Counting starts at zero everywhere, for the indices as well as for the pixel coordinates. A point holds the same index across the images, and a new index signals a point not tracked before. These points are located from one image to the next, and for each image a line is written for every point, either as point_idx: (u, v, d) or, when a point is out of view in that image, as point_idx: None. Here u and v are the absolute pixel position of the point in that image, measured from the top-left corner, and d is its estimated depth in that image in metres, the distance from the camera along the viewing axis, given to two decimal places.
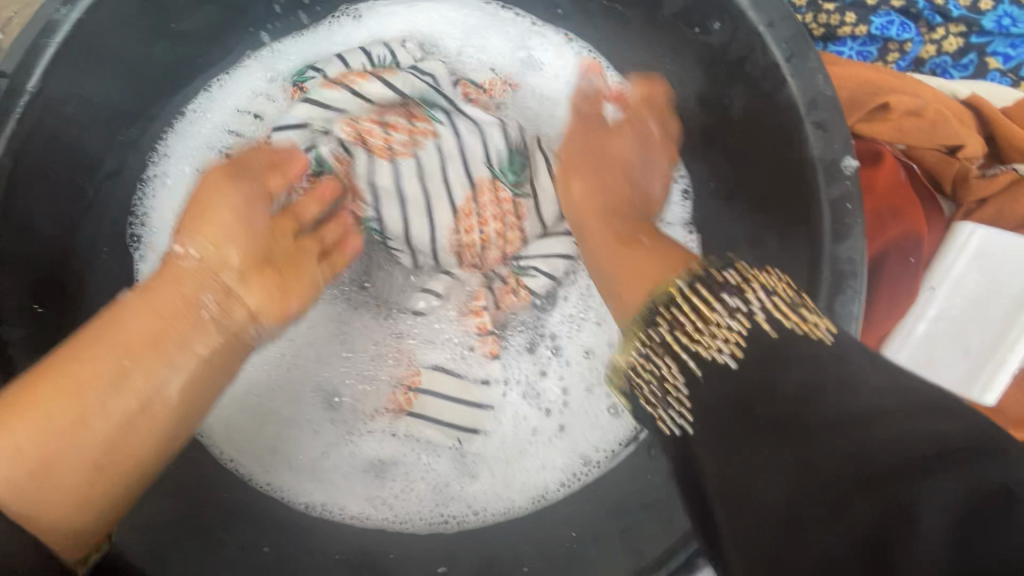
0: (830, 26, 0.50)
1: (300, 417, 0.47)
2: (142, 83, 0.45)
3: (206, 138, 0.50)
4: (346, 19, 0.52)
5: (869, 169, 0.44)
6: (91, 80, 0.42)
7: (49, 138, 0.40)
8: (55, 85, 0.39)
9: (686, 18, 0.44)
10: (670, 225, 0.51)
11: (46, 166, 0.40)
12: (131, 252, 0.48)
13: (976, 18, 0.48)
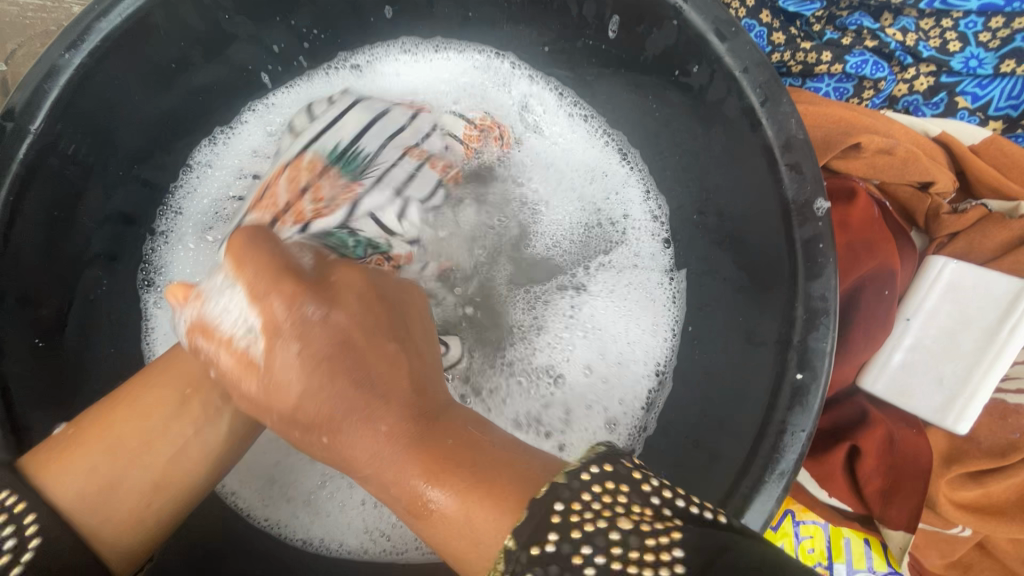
0: (807, 65, 0.52)
1: (299, 453, 0.48)
2: (145, 121, 0.47)
3: (217, 190, 0.54)
4: (346, 69, 0.56)
5: (846, 205, 0.46)
6: (95, 121, 0.43)
7: (54, 177, 0.42)
8: (59, 126, 0.41)
9: (667, 61, 0.46)
10: (651, 264, 0.53)
11: (52, 203, 0.42)
12: (141, 295, 0.51)
13: (946, 59, 0.50)
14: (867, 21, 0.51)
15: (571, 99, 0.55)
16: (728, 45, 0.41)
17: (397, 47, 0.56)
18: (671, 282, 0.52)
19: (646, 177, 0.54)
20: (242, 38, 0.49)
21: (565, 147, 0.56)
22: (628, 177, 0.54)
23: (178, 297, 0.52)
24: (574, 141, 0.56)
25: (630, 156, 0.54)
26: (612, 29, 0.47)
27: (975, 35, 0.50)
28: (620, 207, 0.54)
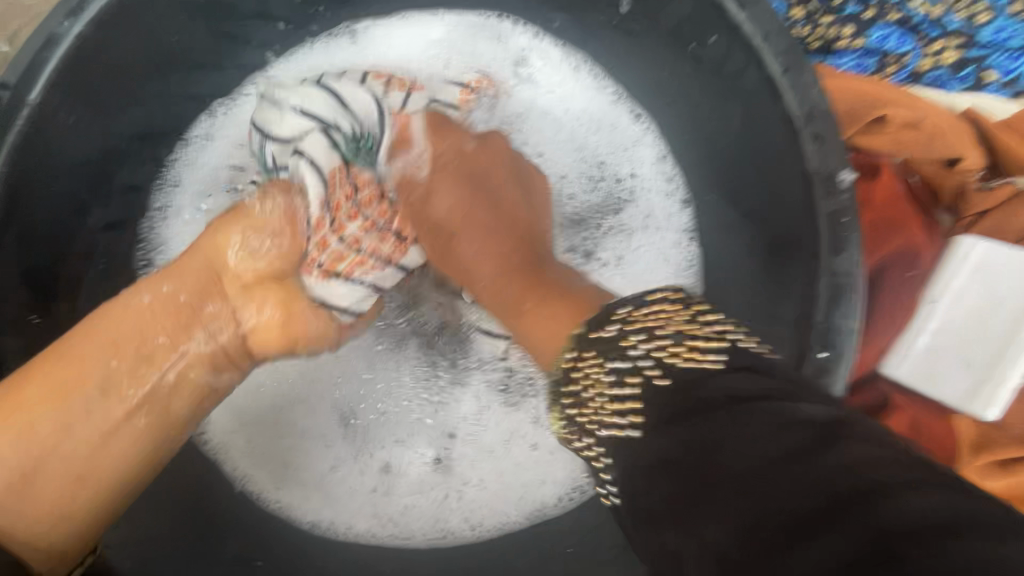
0: (829, 39, 0.50)
1: (315, 433, 0.48)
2: (142, 94, 0.46)
3: (213, 167, 0.52)
4: (345, 38, 0.54)
5: (867, 183, 0.45)
6: (92, 93, 0.42)
7: (50, 150, 0.40)
8: (56, 97, 0.39)
9: (682, 32, 0.44)
10: (664, 235, 0.52)
11: (44, 177, 0.41)
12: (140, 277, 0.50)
13: (974, 31, 0.48)
14: None
15: (582, 66, 0.53)
16: (748, 13, 0.39)
17: (398, 20, 0.54)
18: (683, 248, 0.52)
19: (661, 150, 0.52)
20: (244, 11, 0.47)
21: (579, 122, 0.54)
22: (643, 148, 0.53)
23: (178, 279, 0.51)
24: (591, 108, 0.53)
25: (643, 127, 0.52)
26: (625, 2, 0.46)
27: (1006, 7, 0.48)
28: (636, 184, 0.53)
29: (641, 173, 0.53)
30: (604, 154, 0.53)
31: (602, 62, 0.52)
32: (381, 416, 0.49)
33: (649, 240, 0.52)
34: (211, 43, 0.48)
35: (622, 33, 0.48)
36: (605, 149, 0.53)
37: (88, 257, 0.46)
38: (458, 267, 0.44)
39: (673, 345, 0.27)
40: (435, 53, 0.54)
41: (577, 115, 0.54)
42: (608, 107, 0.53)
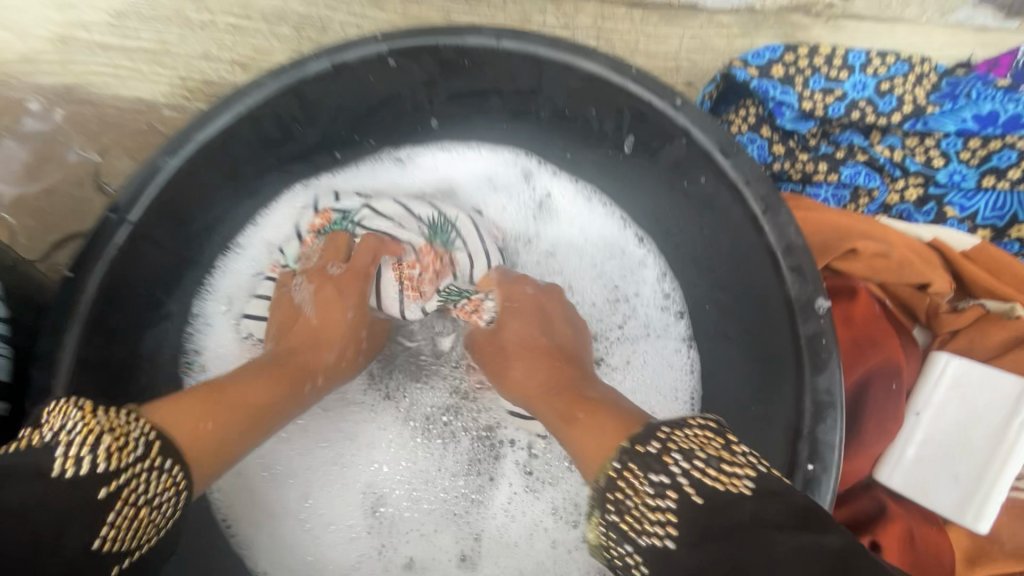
0: (806, 173, 0.58)
1: (341, 528, 0.54)
2: (215, 211, 0.54)
3: (250, 279, 0.60)
4: (393, 163, 0.63)
5: (847, 302, 0.50)
6: (177, 211, 0.50)
7: (137, 258, 0.48)
8: (150, 217, 0.47)
9: (678, 172, 0.52)
10: (665, 341, 0.59)
11: (132, 281, 0.48)
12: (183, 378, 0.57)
13: (932, 173, 0.56)
14: (858, 138, 0.57)
15: (592, 195, 0.62)
16: (732, 161, 0.46)
17: (437, 147, 0.63)
18: (683, 356, 0.59)
19: (662, 268, 0.60)
20: (311, 144, 0.57)
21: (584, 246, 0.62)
22: (647, 266, 0.60)
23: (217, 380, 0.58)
24: (598, 232, 0.62)
25: (646, 248, 0.61)
26: (627, 144, 0.54)
27: (957, 154, 0.55)
28: (635, 301, 0.60)
29: (641, 293, 0.60)
30: (610, 271, 0.61)
31: (613, 188, 0.60)
32: (402, 510, 0.55)
33: (651, 349, 0.59)
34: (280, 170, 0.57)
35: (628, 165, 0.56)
36: (606, 271, 0.61)
37: (151, 349, 0.53)
38: (494, 359, 0.51)
39: (701, 473, 0.31)
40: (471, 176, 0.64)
41: (586, 237, 0.62)
42: (612, 234, 0.62)
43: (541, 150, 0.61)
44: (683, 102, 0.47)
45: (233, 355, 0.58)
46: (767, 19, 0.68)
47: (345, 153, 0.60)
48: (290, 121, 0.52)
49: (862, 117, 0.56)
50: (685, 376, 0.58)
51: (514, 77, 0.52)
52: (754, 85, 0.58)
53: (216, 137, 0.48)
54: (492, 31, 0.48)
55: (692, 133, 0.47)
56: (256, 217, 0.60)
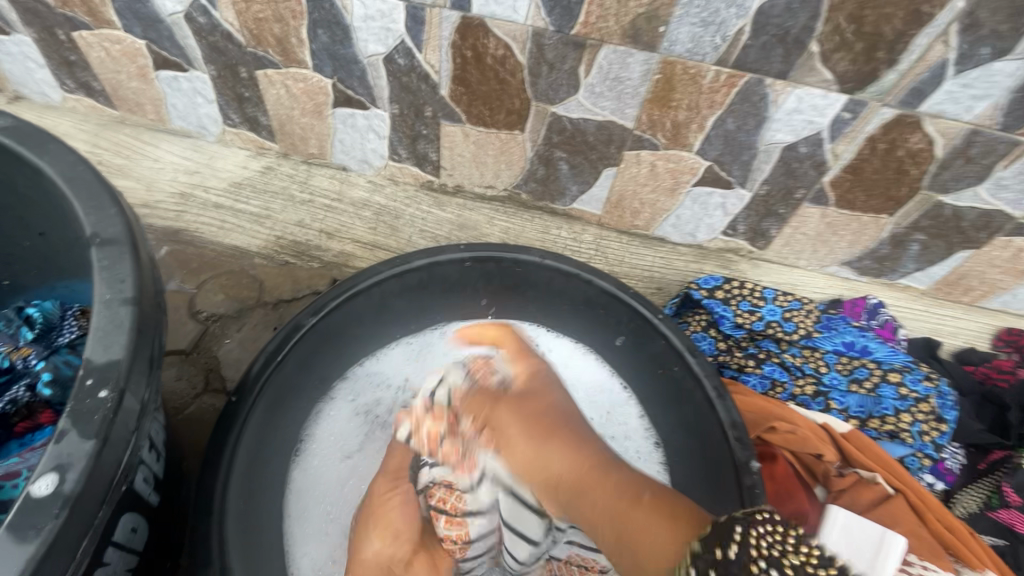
0: (740, 364, 0.86)
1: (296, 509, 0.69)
2: (315, 336, 0.72)
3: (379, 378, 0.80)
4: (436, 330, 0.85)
5: (771, 464, 0.75)
6: (300, 347, 0.70)
7: (289, 365, 0.69)
8: (280, 343, 0.68)
9: (655, 362, 0.78)
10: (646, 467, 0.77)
11: (265, 393, 0.66)
12: (265, 449, 0.67)
13: (820, 376, 0.83)
14: (772, 346, 0.86)
15: (585, 352, 0.85)
16: (697, 360, 0.73)
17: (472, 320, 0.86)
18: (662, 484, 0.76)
19: (642, 412, 0.80)
20: (396, 305, 0.80)
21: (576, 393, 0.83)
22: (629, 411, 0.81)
23: (320, 460, 0.73)
24: (596, 383, 0.83)
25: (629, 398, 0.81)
26: (619, 338, 0.82)
27: (835, 366, 0.83)
28: (623, 434, 0.79)
29: (628, 427, 0.80)
30: (603, 408, 0.81)
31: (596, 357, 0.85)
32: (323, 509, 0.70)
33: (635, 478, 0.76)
34: (371, 311, 0.78)
35: (611, 349, 0.83)
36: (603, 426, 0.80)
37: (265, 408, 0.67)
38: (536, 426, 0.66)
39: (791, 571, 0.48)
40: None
41: (590, 384, 0.83)
42: (604, 380, 0.83)
43: (550, 322, 0.86)
44: (662, 315, 0.76)
45: (340, 448, 0.75)
46: (711, 253, 1.04)
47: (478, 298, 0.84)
48: (390, 298, 0.79)
49: (774, 332, 0.87)
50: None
51: (548, 281, 0.82)
52: (705, 302, 0.88)
53: (341, 301, 0.73)
54: (539, 254, 0.80)
55: (670, 337, 0.75)
56: (376, 353, 0.81)
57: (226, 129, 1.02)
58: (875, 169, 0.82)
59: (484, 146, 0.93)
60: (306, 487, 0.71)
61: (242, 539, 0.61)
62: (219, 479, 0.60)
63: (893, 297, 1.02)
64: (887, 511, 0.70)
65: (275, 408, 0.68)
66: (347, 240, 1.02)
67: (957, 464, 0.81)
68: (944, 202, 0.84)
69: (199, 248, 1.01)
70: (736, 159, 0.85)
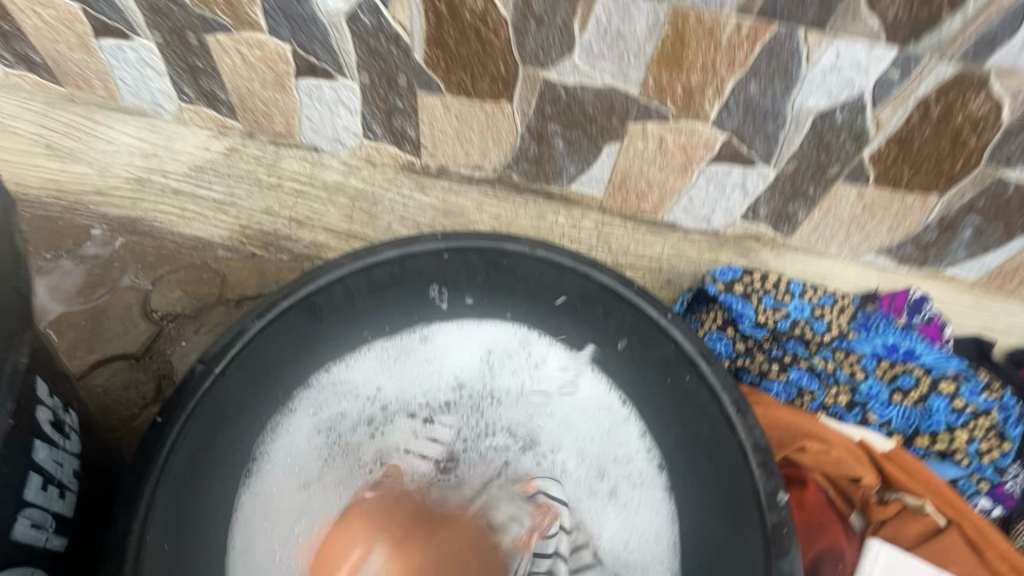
0: (762, 370, 0.75)
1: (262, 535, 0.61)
2: (261, 344, 0.61)
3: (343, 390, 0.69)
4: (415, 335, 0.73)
5: (800, 490, 0.64)
6: (246, 357, 0.60)
7: (234, 377, 0.60)
8: (215, 354, 0.58)
9: (663, 369, 0.67)
10: (649, 492, 0.66)
11: (199, 414, 0.56)
12: (196, 477, 0.58)
13: (856, 383, 0.73)
14: (799, 348, 0.75)
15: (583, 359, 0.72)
16: (713, 368, 0.62)
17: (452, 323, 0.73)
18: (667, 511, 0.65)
19: (645, 428, 0.69)
20: (363, 304, 0.69)
21: (574, 408, 0.71)
22: (630, 427, 0.69)
23: (271, 484, 0.63)
24: (593, 393, 0.71)
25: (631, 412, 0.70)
26: (621, 342, 0.70)
27: (874, 371, 0.72)
28: (626, 455, 0.68)
29: (630, 449, 0.68)
30: (602, 424, 0.70)
31: (594, 363, 0.72)
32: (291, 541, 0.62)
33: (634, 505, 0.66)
34: (330, 311, 0.67)
35: (610, 354, 0.71)
36: (601, 448, 0.69)
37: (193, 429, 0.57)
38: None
39: None
40: (478, 377, 0.73)
41: (588, 396, 0.71)
42: (606, 392, 0.71)
43: (540, 323, 0.73)
44: (672, 316, 0.65)
45: (297, 469, 0.65)
46: (727, 241, 0.91)
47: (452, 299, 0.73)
48: (356, 295, 0.68)
49: (802, 333, 0.75)
50: (665, 525, 0.65)
51: (540, 275, 0.71)
52: (722, 298, 0.77)
53: (296, 301, 0.63)
54: (527, 243, 0.69)
55: (681, 342, 0.64)
56: (347, 358, 0.70)
57: (183, 106, 0.91)
58: (925, 140, 0.69)
59: (468, 120, 0.82)
60: (256, 515, 0.62)
61: None
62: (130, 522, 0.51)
63: (938, 289, 0.90)
64: (939, 549, 0.61)
65: (215, 428, 0.59)
66: (320, 229, 0.92)
67: (1021, 486, 0.70)
68: (1007, 178, 0.71)
69: (158, 239, 0.91)
70: (759, 130, 0.73)
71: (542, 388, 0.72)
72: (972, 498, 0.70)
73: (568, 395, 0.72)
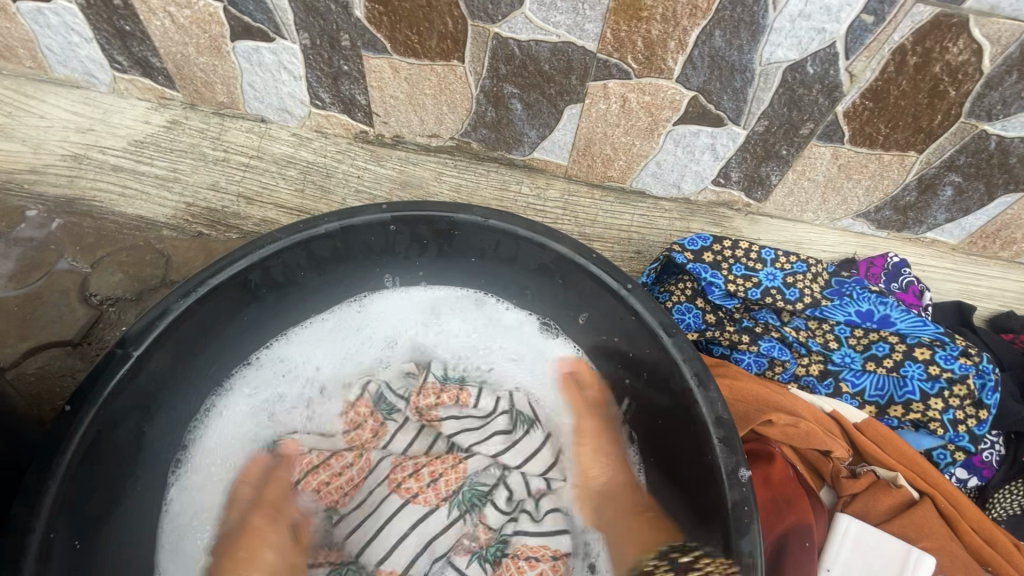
0: (732, 341, 0.71)
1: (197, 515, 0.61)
2: (189, 323, 0.57)
3: (280, 365, 0.68)
4: (357, 304, 0.71)
5: (767, 465, 0.61)
6: (172, 337, 0.56)
7: (156, 360, 0.55)
8: (136, 332, 0.53)
9: (626, 342, 0.63)
10: (612, 455, 0.65)
11: (116, 398, 0.52)
12: (114, 469, 0.54)
13: (829, 353, 0.69)
14: (771, 318, 0.71)
15: (540, 325, 0.71)
16: (672, 339, 0.57)
17: (398, 291, 0.72)
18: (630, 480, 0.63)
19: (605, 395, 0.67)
20: (308, 281, 0.65)
21: (517, 369, 0.71)
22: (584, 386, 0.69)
23: (206, 472, 0.62)
24: (547, 352, 0.71)
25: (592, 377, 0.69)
26: (582, 317, 0.67)
27: (848, 340, 0.69)
28: (581, 411, 0.68)
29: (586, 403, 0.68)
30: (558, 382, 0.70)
31: (560, 335, 0.70)
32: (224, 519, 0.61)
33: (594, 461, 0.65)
34: (272, 288, 0.63)
35: (574, 328, 0.69)
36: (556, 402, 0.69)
37: (112, 421, 0.52)
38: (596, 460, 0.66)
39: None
40: (420, 340, 0.72)
41: (535, 355, 0.71)
42: (563, 357, 0.71)
43: (503, 295, 0.72)
44: (633, 286, 0.59)
45: (234, 455, 0.64)
46: (700, 207, 0.88)
47: (405, 274, 0.71)
48: (295, 271, 0.63)
49: (774, 302, 0.70)
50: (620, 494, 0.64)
51: (494, 244, 0.65)
52: (690, 267, 0.72)
53: (227, 280, 0.58)
54: (480, 213, 0.62)
55: (642, 313, 0.59)
56: (289, 334, 0.68)
57: (117, 75, 0.86)
58: (902, 93, 0.64)
59: (419, 83, 0.76)
60: (192, 504, 0.61)
61: None
62: (34, 517, 0.46)
63: (915, 254, 0.87)
64: (911, 522, 0.60)
65: (135, 414, 0.55)
66: (270, 205, 0.87)
67: (995, 456, 0.70)
68: (989, 132, 0.66)
69: (98, 219, 0.85)
70: (727, 87, 0.67)
71: (491, 350, 0.72)
72: (947, 469, 0.69)
73: (514, 360, 0.72)
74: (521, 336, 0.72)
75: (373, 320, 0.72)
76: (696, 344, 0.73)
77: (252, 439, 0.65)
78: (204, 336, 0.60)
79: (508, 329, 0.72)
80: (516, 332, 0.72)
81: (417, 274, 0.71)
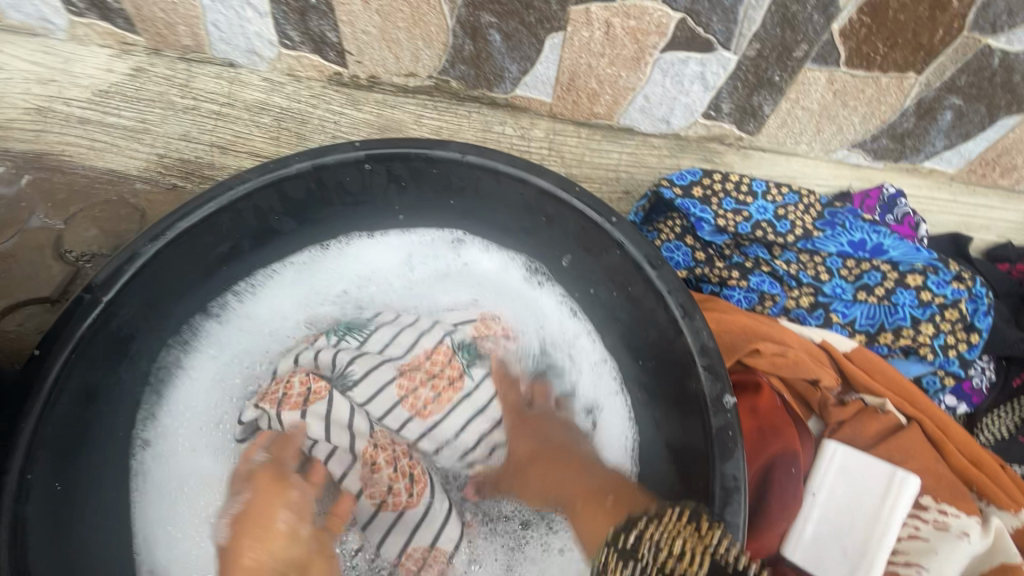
0: (722, 278, 0.70)
1: (177, 479, 0.61)
2: (161, 270, 0.55)
3: (248, 319, 0.66)
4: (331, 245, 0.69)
5: (754, 396, 0.61)
6: (145, 283, 0.55)
7: (128, 308, 0.54)
8: (106, 277, 0.51)
9: (611, 280, 0.62)
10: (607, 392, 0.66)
11: (88, 344, 0.51)
12: (92, 414, 0.54)
13: (820, 285, 0.68)
14: (761, 252, 0.69)
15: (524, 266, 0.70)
16: (658, 272, 0.55)
17: (364, 235, 0.69)
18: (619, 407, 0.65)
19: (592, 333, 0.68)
20: (286, 226, 0.64)
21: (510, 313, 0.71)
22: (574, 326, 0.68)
23: (174, 438, 0.61)
24: (531, 296, 0.70)
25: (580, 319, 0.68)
26: (564, 259, 0.66)
27: (840, 271, 0.68)
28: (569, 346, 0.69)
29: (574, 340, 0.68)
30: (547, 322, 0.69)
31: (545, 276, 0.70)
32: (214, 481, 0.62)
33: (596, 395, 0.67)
34: (248, 233, 0.61)
35: (559, 268, 0.68)
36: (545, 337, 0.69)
37: (87, 367, 0.52)
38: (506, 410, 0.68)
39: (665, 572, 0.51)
40: (396, 285, 0.71)
41: (518, 291, 0.70)
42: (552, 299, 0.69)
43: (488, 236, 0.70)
44: (617, 219, 0.57)
45: (206, 421, 0.63)
46: (689, 143, 0.85)
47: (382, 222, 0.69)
48: (268, 214, 0.61)
49: (764, 236, 0.68)
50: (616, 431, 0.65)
51: (474, 182, 0.63)
52: (678, 203, 0.69)
53: (198, 223, 0.55)
54: (457, 149, 0.59)
55: (626, 246, 0.57)
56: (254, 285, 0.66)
57: (72, 20, 0.80)
58: (902, 6, 0.59)
59: (392, 16, 0.72)
60: (165, 473, 0.60)
61: (49, 529, 0.49)
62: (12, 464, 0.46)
63: (911, 185, 0.85)
64: (896, 444, 0.61)
65: (110, 359, 0.54)
66: (245, 155, 0.84)
67: (985, 380, 0.70)
68: (992, 48, 0.63)
69: (68, 174, 0.82)
70: (716, 7, 0.63)
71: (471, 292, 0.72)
72: (937, 396, 0.69)
73: (502, 298, 0.71)
74: (501, 272, 0.70)
75: (343, 264, 0.69)
76: (686, 281, 0.72)
77: (235, 391, 0.65)
78: (176, 282, 0.58)
79: (487, 260, 0.71)
80: (496, 268, 0.71)
81: (395, 219, 0.69)
